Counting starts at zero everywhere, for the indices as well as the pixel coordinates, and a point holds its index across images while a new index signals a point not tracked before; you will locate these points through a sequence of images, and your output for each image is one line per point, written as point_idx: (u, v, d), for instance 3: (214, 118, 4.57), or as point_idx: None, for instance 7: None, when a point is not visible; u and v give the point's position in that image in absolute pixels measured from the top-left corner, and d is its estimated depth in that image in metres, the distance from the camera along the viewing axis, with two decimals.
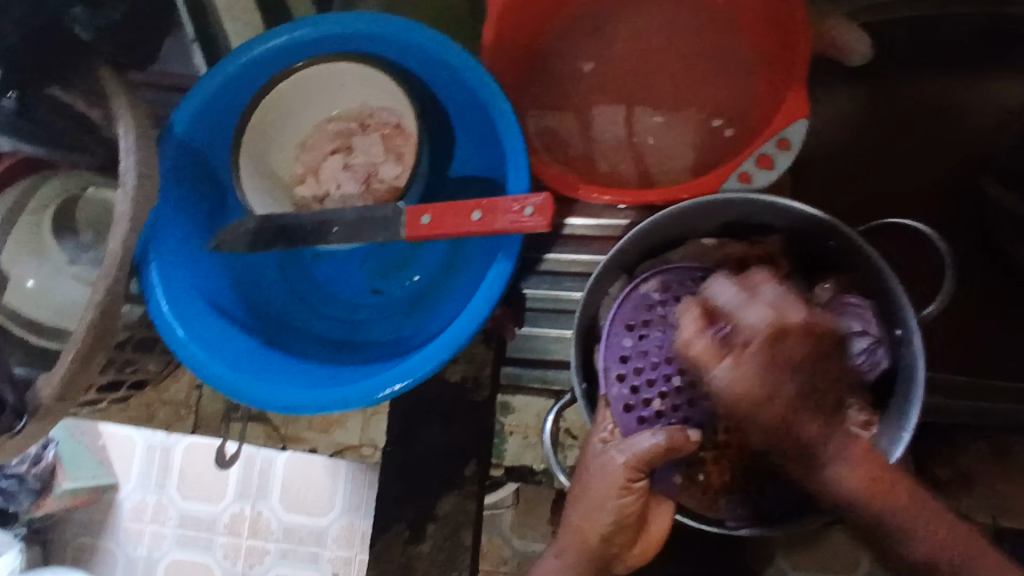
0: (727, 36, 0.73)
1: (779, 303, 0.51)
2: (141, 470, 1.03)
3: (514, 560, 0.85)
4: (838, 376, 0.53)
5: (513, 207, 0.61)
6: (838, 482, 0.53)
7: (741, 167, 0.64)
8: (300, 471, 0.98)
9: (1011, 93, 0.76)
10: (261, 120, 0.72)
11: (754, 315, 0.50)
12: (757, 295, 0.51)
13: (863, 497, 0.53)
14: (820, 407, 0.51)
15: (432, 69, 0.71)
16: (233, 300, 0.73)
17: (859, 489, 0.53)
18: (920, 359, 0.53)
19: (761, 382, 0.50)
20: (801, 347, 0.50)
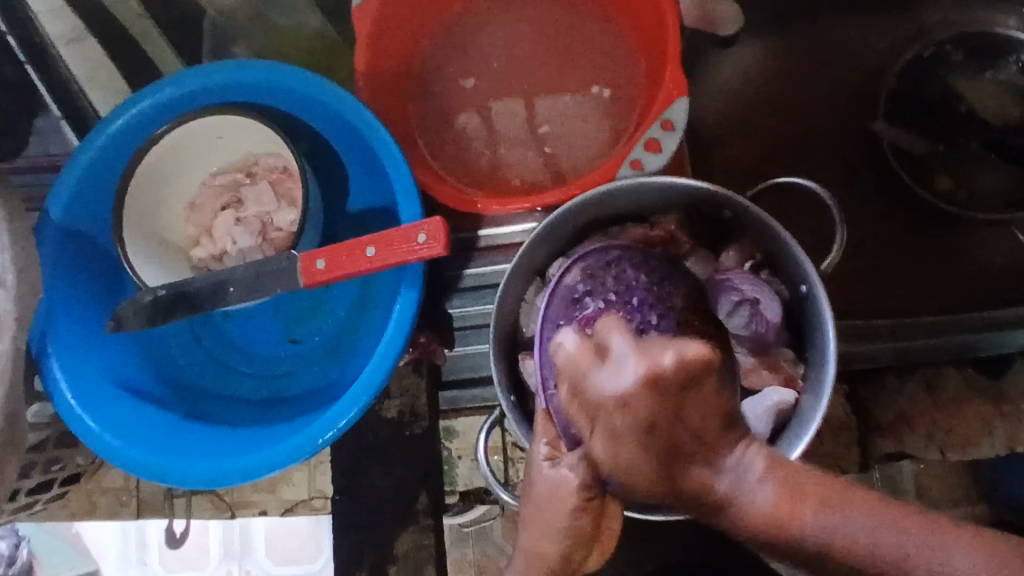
0: (596, 30, 0.74)
1: (648, 271, 0.61)
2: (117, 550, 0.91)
3: None
4: (716, 318, 0.60)
5: (405, 237, 0.58)
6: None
7: (631, 155, 0.64)
8: (279, 528, 0.87)
9: (862, 51, 0.83)
10: (142, 190, 0.69)
11: (645, 299, 0.57)
12: (638, 256, 0.62)
13: (766, 415, 0.53)
14: (722, 352, 0.55)
15: (306, 107, 0.68)
16: (146, 379, 0.70)
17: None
18: (826, 311, 0.54)
19: (658, 333, 0.57)
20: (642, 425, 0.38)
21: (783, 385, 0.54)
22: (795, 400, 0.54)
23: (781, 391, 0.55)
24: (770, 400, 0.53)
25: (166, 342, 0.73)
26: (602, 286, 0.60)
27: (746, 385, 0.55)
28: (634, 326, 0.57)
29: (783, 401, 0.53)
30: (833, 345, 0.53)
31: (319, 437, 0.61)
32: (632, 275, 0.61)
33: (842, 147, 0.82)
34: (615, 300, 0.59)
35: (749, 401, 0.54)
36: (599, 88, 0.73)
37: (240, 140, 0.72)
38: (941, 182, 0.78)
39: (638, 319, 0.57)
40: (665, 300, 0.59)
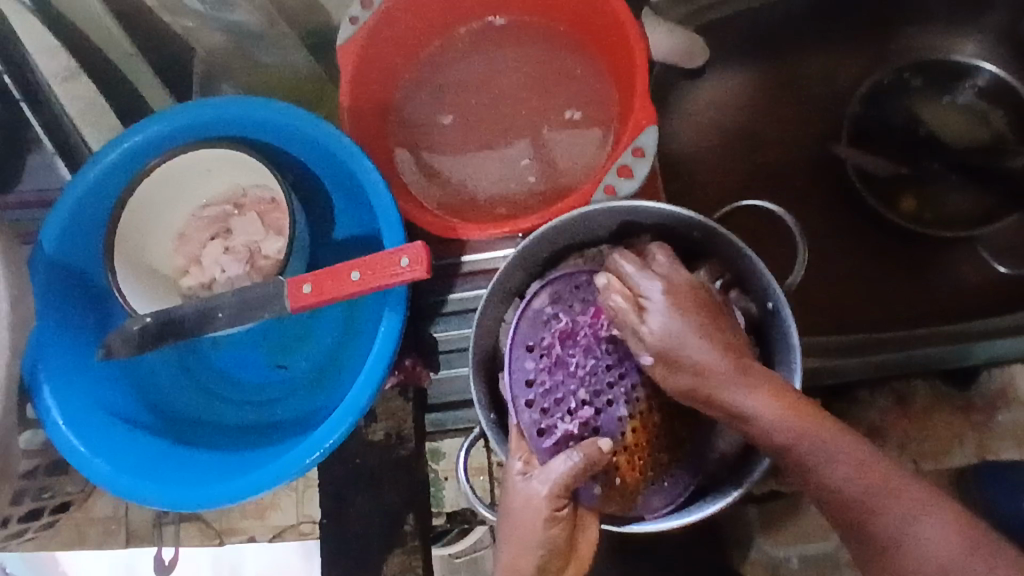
0: (571, 63, 0.78)
1: (548, 475, 0.55)
2: None
3: None
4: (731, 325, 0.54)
5: (388, 262, 0.60)
6: (758, 416, 0.51)
7: (605, 181, 0.67)
8: (270, 558, 0.82)
9: (827, 77, 0.87)
10: (131, 221, 0.71)
11: (536, 479, 0.55)
12: (548, 468, 0.55)
13: (774, 417, 0.51)
14: (724, 344, 0.52)
15: (291, 140, 0.71)
16: (135, 408, 0.71)
17: (771, 417, 0.51)
18: (790, 325, 0.58)
19: (529, 528, 0.54)
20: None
21: (790, 398, 0.51)
22: (796, 400, 0.51)
23: (786, 396, 0.51)
24: (777, 407, 0.51)
25: (154, 372, 0.74)
26: (543, 510, 0.54)
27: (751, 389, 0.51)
28: (549, 522, 0.54)
29: (790, 416, 0.51)
30: (795, 355, 0.57)
31: (305, 459, 0.62)
32: (539, 482, 0.55)
33: (810, 170, 0.86)
34: (546, 516, 0.54)
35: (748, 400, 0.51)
36: (575, 117, 0.76)
37: (228, 172, 0.74)
38: (904, 202, 0.83)
39: (552, 512, 0.54)
40: (542, 506, 0.54)
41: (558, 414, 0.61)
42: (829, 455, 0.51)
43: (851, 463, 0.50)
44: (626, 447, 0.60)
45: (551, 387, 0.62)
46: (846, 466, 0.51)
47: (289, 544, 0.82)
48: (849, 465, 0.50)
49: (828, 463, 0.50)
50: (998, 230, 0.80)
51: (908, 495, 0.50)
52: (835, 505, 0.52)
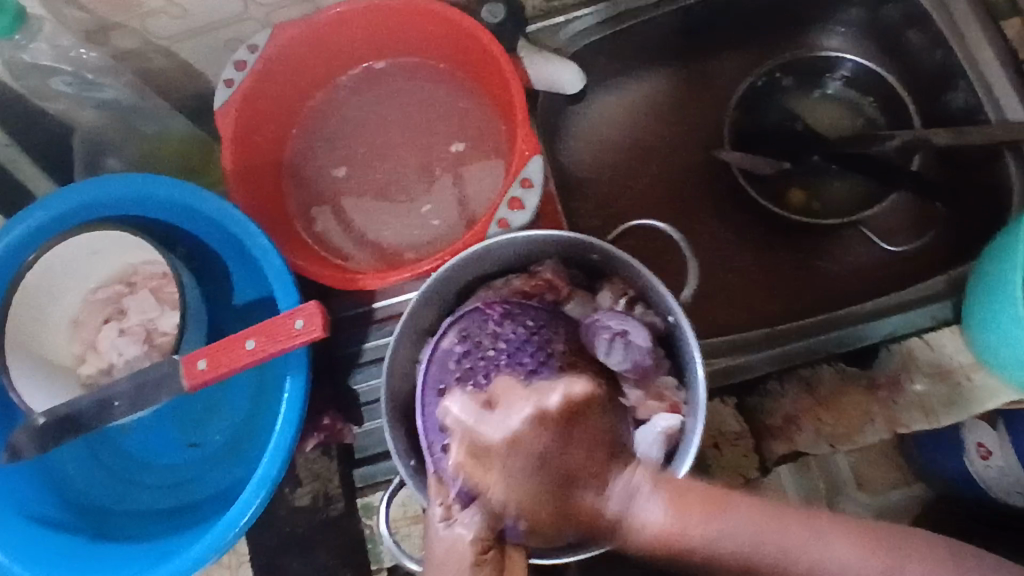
0: (454, 100, 0.79)
1: None
2: None
3: None
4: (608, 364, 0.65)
5: (283, 325, 0.60)
6: (642, 476, 0.51)
7: (498, 215, 0.69)
8: None
9: (705, 84, 0.90)
10: (19, 314, 0.68)
11: None
12: None
13: (660, 463, 0.52)
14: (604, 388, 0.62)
15: (178, 211, 0.70)
16: (47, 505, 0.69)
17: (659, 522, 0.46)
18: (689, 336, 0.60)
19: None
20: (535, 439, 0.45)
21: (669, 435, 0.55)
22: (677, 435, 0.55)
23: (683, 496, 0.46)
24: (659, 469, 0.51)
25: (62, 465, 0.71)
26: None
27: (626, 483, 0.47)
28: None
29: (669, 445, 0.54)
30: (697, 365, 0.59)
31: (223, 540, 0.61)
32: None
33: (701, 176, 0.88)
34: None
35: (631, 442, 0.56)
36: (464, 153, 0.77)
37: (115, 251, 0.72)
38: (793, 194, 0.87)
39: None
40: None
41: None
42: (732, 523, 0.46)
43: (748, 538, 0.46)
44: None
45: None
46: (733, 532, 0.46)
47: None
48: (739, 531, 0.46)
49: (723, 536, 0.46)
50: (880, 213, 0.84)
51: (797, 522, 0.47)
52: (745, 571, 0.47)
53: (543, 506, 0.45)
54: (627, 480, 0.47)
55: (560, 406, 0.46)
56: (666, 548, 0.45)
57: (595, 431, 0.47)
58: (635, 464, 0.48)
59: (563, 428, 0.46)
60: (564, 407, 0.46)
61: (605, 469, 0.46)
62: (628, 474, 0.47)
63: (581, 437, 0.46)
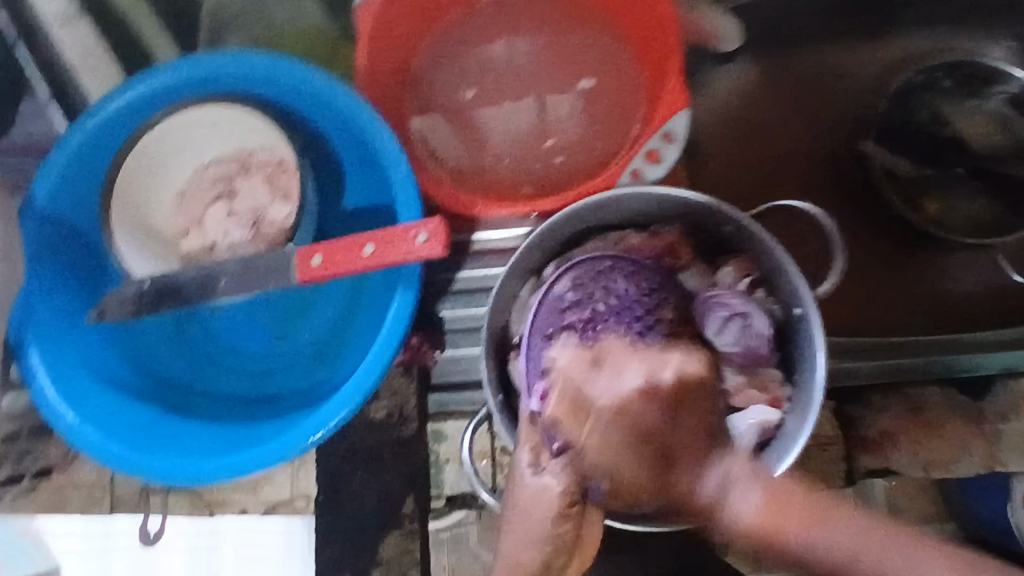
0: (599, 37, 0.74)
1: (555, 473, 0.53)
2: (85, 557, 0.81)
3: None
4: (704, 417, 0.54)
5: (404, 237, 0.58)
6: (739, 518, 0.47)
7: (631, 165, 0.65)
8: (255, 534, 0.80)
9: (855, 69, 0.84)
10: (133, 177, 0.69)
11: (546, 474, 0.54)
12: (555, 462, 0.54)
13: (759, 522, 0.46)
14: (682, 441, 0.52)
15: (305, 102, 0.67)
16: (129, 373, 0.69)
17: (755, 510, 0.47)
18: (818, 331, 0.57)
19: (532, 525, 0.53)
20: (650, 412, 0.53)
21: (784, 497, 0.46)
22: (786, 496, 0.46)
23: (768, 485, 0.48)
24: (760, 505, 0.47)
25: (147, 335, 0.71)
26: (556, 503, 0.53)
27: (725, 473, 0.50)
28: (554, 516, 0.53)
29: (777, 512, 0.46)
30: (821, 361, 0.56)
31: (307, 438, 0.60)
32: (547, 476, 0.54)
33: (832, 166, 0.84)
34: (555, 502, 0.53)
35: (733, 501, 0.48)
36: (599, 95, 0.73)
37: (235, 130, 0.70)
38: (928, 205, 0.80)
39: (556, 505, 0.53)
40: (548, 503, 0.53)
41: None
42: (821, 543, 0.44)
43: (859, 544, 0.43)
44: None
45: None
46: (841, 544, 0.44)
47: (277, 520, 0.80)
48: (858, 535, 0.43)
49: (822, 543, 0.44)
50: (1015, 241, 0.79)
51: (895, 534, 0.44)
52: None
53: (619, 471, 0.52)
54: (728, 471, 0.50)
55: (669, 389, 0.54)
56: (763, 542, 0.45)
57: (709, 411, 0.55)
58: (732, 459, 0.51)
59: (668, 412, 0.53)
60: (672, 385, 0.54)
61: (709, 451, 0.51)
62: (727, 463, 0.50)
63: (698, 405, 0.54)
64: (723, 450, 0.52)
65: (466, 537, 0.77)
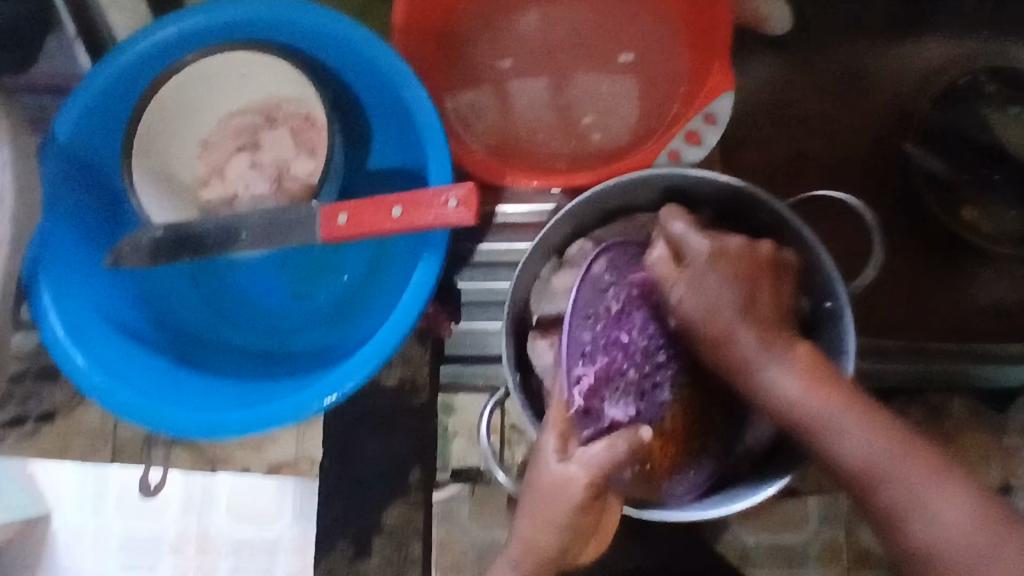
0: (642, 12, 0.73)
1: (584, 462, 0.52)
2: (74, 500, 0.80)
3: (473, 551, 0.78)
4: (785, 294, 0.56)
5: (435, 201, 0.56)
6: (781, 389, 0.52)
7: (670, 145, 0.64)
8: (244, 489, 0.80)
9: (899, 66, 0.82)
10: (156, 118, 0.66)
11: (575, 462, 0.52)
12: (583, 451, 0.52)
13: (796, 401, 0.51)
14: (761, 320, 0.54)
15: (339, 55, 0.65)
16: (140, 319, 0.67)
17: (799, 391, 0.51)
18: (851, 329, 0.55)
19: (552, 511, 0.51)
20: (744, 265, 0.56)
21: (818, 373, 0.52)
22: (825, 373, 0.52)
23: (817, 370, 0.52)
24: (799, 381, 0.52)
25: (161, 283, 0.70)
26: (586, 494, 0.51)
27: (777, 356, 0.53)
28: (576, 508, 0.51)
29: (818, 389, 0.51)
30: (851, 361, 0.55)
31: (322, 399, 0.59)
32: (576, 466, 0.52)
33: (868, 163, 0.82)
34: (584, 493, 0.51)
35: (775, 377, 0.52)
36: (638, 72, 0.72)
37: (263, 80, 0.69)
38: (966, 211, 0.78)
39: (582, 493, 0.51)
40: (574, 493, 0.51)
41: (608, 392, 0.58)
42: (834, 415, 0.50)
43: (869, 447, 0.48)
44: (662, 433, 0.59)
45: (605, 362, 0.59)
46: (864, 436, 0.49)
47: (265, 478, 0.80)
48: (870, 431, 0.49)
49: (849, 438, 0.49)
50: None
51: (925, 463, 0.47)
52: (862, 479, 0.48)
53: (704, 327, 0.55)
54: (789, 359, 0.53)
55: (767, 257, 0.57)
56: (797, 413, 0.51)
57: (781, 294, 0.56)
58: (799, 350, 0.53)
59: (733, 274, 0.56)
60: (769, 256, 0.56)
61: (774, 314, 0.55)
62: (783, 353, 0.53)
63: (767, 287, 0.56)
64: (797, 337, 0.54)
65: (456, 511, 0.78)
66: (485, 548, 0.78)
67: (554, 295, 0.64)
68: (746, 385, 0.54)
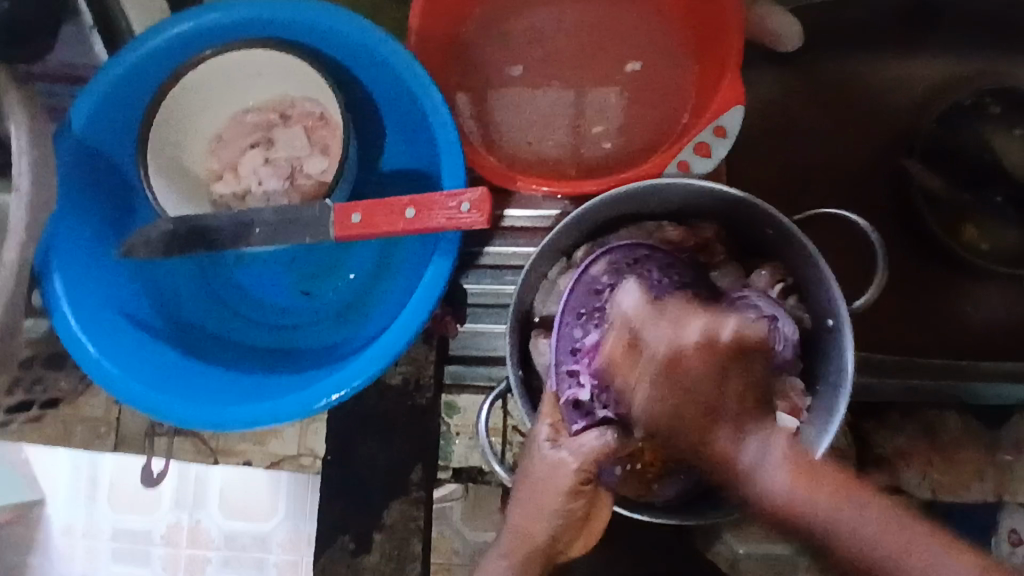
0: (655, 24, 0.73)
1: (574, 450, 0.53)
2: (69, 485, 0.82)
3: (466, 553, 0.79)
4: (750, 382, 0.54)
5: (447, 203, 0.57)
6: (773, 489, 0.50)
7: (679, 155, 0.65)
8: (239, 480, 0.82)
9: (905, 86, 0.83)
10: (173, 112, 0.67)
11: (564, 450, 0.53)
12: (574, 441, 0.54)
13: (791, 501, 0.49)
14: (738, 406, 0.52)
15: (355, 57, 0.66)
16: (149, 310, 0.68)
17: (788, 488, 0.49)
18: (849, 346, 0.55)
19: (542, 499, 0.53)
20: (702, 367, 0.53)
21: (807, 469, 0.50)
22: (811, 464, 0.50)
23: (797, 454, 0.51)
24: (790, 479, 0.50)
25: (170, 274, 0.71)
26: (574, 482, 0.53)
27: (763, 444, 0.51)
28: (564, 495, 0.53)
29: (806, 486, 0.49)
30: (850, 378, 0.55)
31: (327, 397, 0.60)
32: (564, 453, 0.53)
33: (871, 181, 0.83)
34: (572, 481, 0.52)
35: (765, 472, 0.50)
36: (650, 83, 0.73)
37: (279, 78, 0.70)
38: (965, 232, 0.79)
39: (570, 480, 0.53)
40: (563, 480, 0.52)
41: (602, 390, 0.59)
42: (837, 512, 0.48)
43: (877, 529, 0.48)
44: None
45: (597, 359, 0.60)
46: (872, 522, 0.48)
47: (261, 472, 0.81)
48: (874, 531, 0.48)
49: (842, 522, 0.48)
50: None
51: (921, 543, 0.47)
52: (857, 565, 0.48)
53: (686, 429, 0.52)
54: (772, 440, 0.51)
55: (728, 345, 0.54)
56: (789, 511, 0.49)
57: (751, 374, 0.54)
58: (779, 432, 0.52)
59: (720, 368, 0.53)
60: (731, 342, 0.54)
61: (745, 421, 0.52)
62: (767, 434, 0.52)
63: (739, 375, 0.53)
64: (777, 425, 0.52)
65: (449, 512, 0.79)
66: (475, 550, 0.79)
67: (559, 294, 0.66)
68: (738, 491, 0.52)
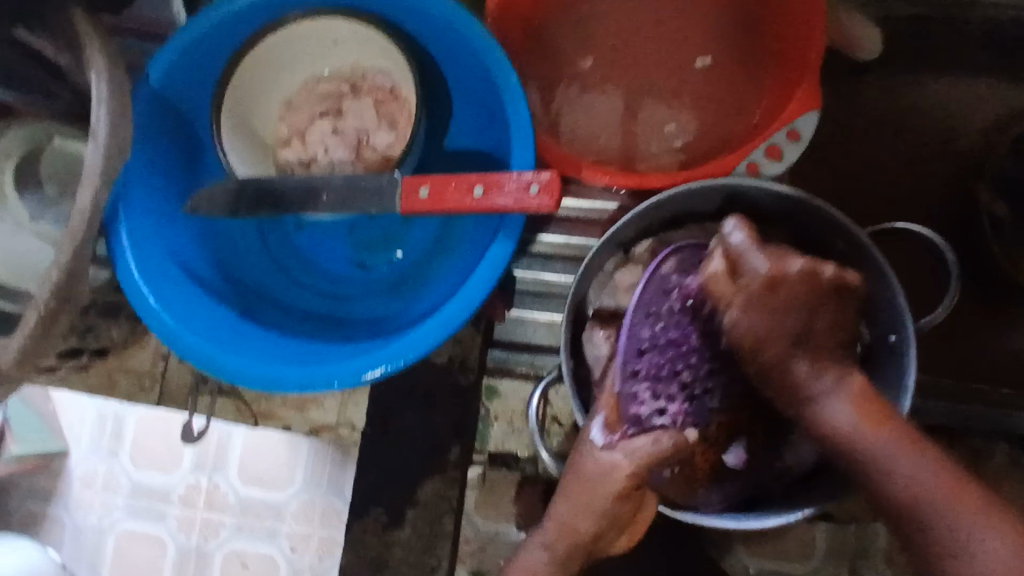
0: (733, 26, 0.73)
1: (626, 455, 0.53)
2: (93, 438, 0.85)
3: (476, 542, 0.77)
4: (842, 321, 0.54)
5: (515, 183, 0.57)
6: (836, 419, 0.53)
7: (749, 156, 0.64)
8: (257, 447, 0.84)
9: (983, 108, 0.82)
10: (249, 72, 0.68)
11: (616, 451, 0.54)
12: (624, 445, 0.54)
13: (852, 430, 0.53)
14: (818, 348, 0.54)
15: (432, 33, 0.66)
16: (208, 267, 0.69)
17: (850, 419, 0.53)
18: (913, 362, 0.55)
19: (590, 501, 0.54)
20: (802, 290, 0.53)
21: (875, 406, 0.53)
22: (882, 407, 0.53)
23: (868, 399, 0.53)
24: (854, 413, 0.53)
25: (231, 235, 0.72)
26: (628, 485, 0.53)
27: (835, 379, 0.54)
28: (613, 500, 0.53)
29: (872, 422, 0.52)
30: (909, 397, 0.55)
31: (381, 367, 0.60)
32: (618, 455, 0.53)
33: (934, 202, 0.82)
34: (624, 484, 0.53)
35: (832, 405, 0.54)
36: (722, 84, 0.72)
37: (354, 48, 0.70)
38: None
39: (624, 480, 0.53)
40: (613, 483, 0.53)
41: (665, 393, 0.59)
42: (888, 451, 0.52)
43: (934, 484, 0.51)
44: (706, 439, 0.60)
45: (659, 362, 0.59)
46: (917, 477, 0.51)
47: (278, 439, 0.84)
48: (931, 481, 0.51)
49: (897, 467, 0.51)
50: None
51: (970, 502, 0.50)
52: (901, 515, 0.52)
53: (765, 350, 0.54)
54: (846, 379, 0.54)
55: (829, 282, 0.53)
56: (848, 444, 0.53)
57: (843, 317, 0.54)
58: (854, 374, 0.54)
59: (815, 297, 0.53)
60: (833, 281, 0.53)
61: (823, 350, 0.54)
62: (848, 377, 0.54)
63: (830, 312, 0.54)
64: (854, 365, 0.55)
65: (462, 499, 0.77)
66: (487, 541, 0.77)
67: (615, 289, 0.66)
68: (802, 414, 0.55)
